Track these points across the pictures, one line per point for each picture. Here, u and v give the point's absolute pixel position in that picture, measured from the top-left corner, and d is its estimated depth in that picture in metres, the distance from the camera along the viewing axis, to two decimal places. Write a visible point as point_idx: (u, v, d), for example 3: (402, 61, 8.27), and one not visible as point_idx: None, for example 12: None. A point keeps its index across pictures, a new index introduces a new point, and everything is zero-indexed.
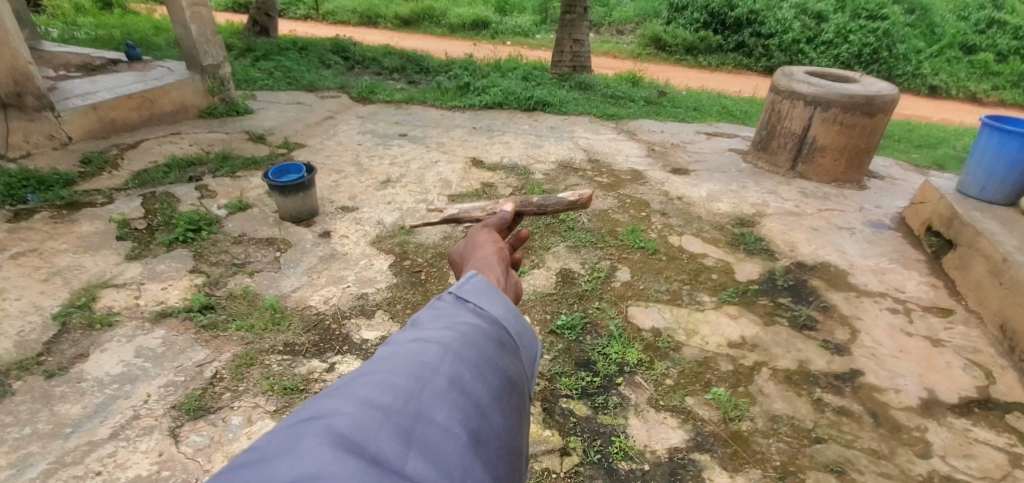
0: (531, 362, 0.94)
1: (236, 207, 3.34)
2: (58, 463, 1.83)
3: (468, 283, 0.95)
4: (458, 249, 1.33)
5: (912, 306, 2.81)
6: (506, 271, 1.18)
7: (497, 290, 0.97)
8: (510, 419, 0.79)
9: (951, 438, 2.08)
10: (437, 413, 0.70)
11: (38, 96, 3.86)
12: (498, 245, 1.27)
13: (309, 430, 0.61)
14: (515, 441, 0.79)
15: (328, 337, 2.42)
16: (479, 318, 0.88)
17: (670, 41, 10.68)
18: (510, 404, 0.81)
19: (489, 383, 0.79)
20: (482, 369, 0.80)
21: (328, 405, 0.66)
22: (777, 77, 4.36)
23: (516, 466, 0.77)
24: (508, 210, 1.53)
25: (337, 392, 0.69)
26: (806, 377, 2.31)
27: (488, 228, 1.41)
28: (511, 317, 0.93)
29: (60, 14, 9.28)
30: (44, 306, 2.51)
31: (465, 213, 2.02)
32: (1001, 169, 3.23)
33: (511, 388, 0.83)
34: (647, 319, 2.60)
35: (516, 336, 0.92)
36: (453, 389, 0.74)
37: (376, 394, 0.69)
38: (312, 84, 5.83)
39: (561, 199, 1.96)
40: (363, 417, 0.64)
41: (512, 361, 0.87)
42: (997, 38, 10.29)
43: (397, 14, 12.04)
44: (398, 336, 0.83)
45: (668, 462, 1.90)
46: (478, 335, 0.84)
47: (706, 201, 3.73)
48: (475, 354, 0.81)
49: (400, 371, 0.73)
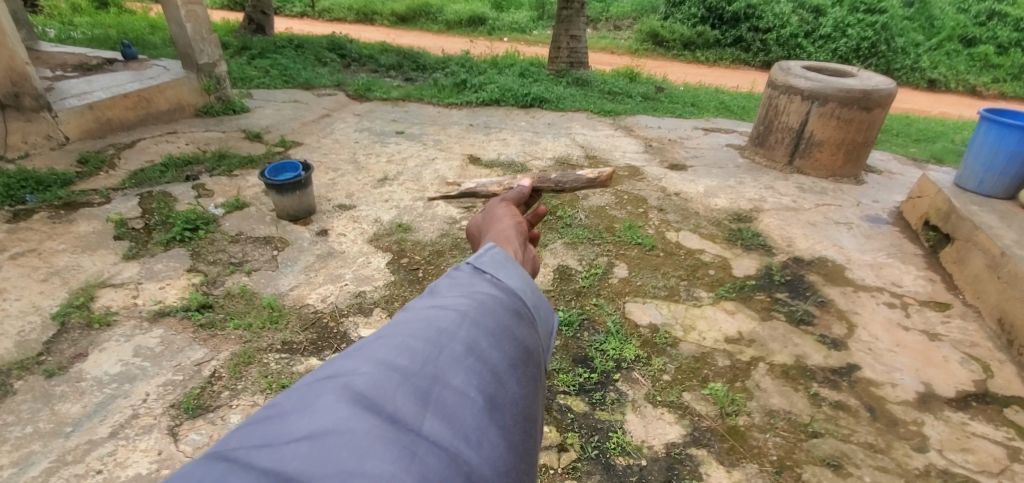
0: (548, 334, 0.93)
1: (233, 206, 3.33)
2: (59, 462, 1.83)
3: (485, 255, 0.96)
4: (477, 222, 1.35)
5: (909, 300, 2.81)
6: (523, 243, 1.18)
7: (514, 263, 0.97)
8: (529, 386, 0.79)
9: (948, 432, 2.08)
10: (454, 378, 0.70)
11: (36, 96, 3.85)
12: (516, 219, 1.28)
13: (327, 389, 0.63)
14: (534, 409, 0.78)
15: (325, 336, 2.41)
16: (496, 289, 0.88)
17: (668, 36, 10.68)
18: (529, 373, 0.81)
19: (507, 351, 0.79)
20: (499, 337, 0.80)
21: (347, 365, 0.67)
22: (774, 72, 4.34)
23: (535, 433, 0.75)
24: (527, 186, 1.54)
25: (356, 353, 0.71)
26: (802, 372, 2.32)
27: (505, 203, 1.41)
28: (528, 289, 0.94)
29: (56, 13, 9.24)
30: (43, 306, 2.51)
31: (483, 188, 2.23)
32: (1000, 162, 3.24)
33: (528, 358, 0.82)
34: (645, 315, 2.60)
35: (533, 308, 0.92)
36: (470, 355, 0.74)
37: (393, 356, 0.69)
38: (309, 82, 5.81)
39: (580, 178, 2.03)
40: (380, 377, 0.65)
41: (529, 332, 0.86)
42: (997, 31, 10.26)
43: (394, 11, 11.98)
44: (416, 304, 0.84)
45: (666, 457, 1.91)
46: (495, 305, 0.85)
47: (703, 197, 3.73)
48: (492, 322, 0.81)
49: (417, 335, 0.74)
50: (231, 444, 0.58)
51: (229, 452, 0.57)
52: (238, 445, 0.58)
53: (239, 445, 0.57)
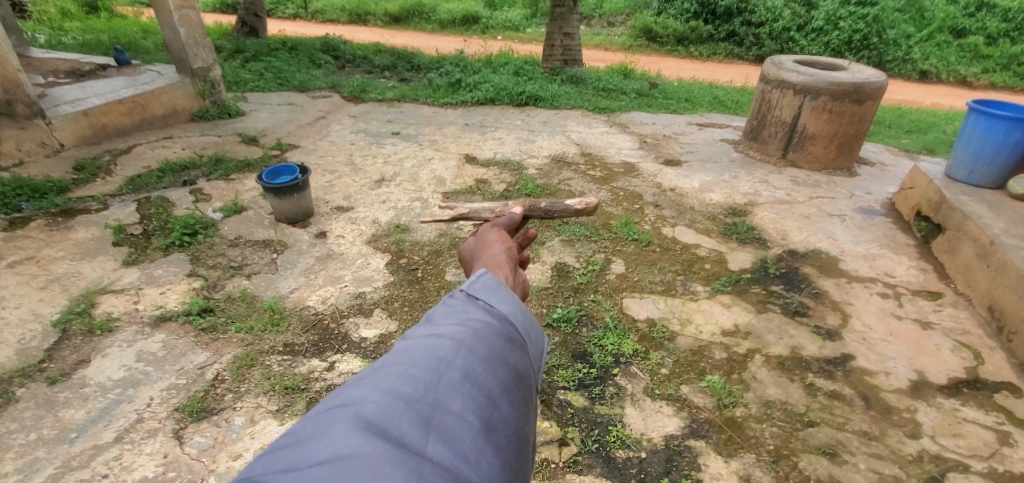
0: (537, 358, 0.96)
1: (232, 210, 3.36)
2: (65, 468, 1.85)
3: (478, 281, 0.99)
4: (468, 247, 1.37)
5: (902, 290, 2.85)
6: (514, 268, 1.21)
7: (505, 288, 1.00)
8: (521, 407, 0.81)
9: (941, 418, 2.12)
10: (453, 403, 0.73)
11: (29, 103, 3.85)
12: (507, 244, 1.30)
13: (339, 417, 0.65)
14: (526, 430, 0.81)
15: (326, 337, 2.44)
16: (489, 316, 0.91)
17: (661, 32, 10.72)
18: (522, 395, 0.83)
19: (500, 376, 0.82)
20: (494, 362, 0.83)
21: (355, 394, 0.70)
22: (766, 66, 4.37)
23: (528, 453, 0.78)
24: (517, 211, 1.56)
25: (362, 383, 0.73)
26: (797, 363, 2.35)
27: (496, 228, 1.44)
28: (519, 313, 0.97)
29: (46, 19, 9.23)
30: (43, 313, 2.53)
31: (475, 212, 2.25)
32: (989, 152, 3.28)
33: (520, 381, 0.85)
34: (642, 310, 2.63)
35: (524, 332, 0.95)
36: (467, 381, 0.77)
37: (397, 383, 0.72)
38: (304, 84, 5.82)
39: (567, 206, 2.02)
40: (386, 405, 0.68)
41: (520, 356, 0.89)
42: (986, 22, 10.32)
43: (387, 11, 12.02)
44: (415, 332, 0.87)
45: (665, 449, 1.94)
46: (488, 331, 0.87)
47: (697, 192, 3.77)
48: (486, 348, 0.84)
49: (418, 363, 0.77)
50: (254, 471, 0.60)
51: (253, 479, 0.59)
52: (261, 472, 0.60)
53: (263, 472, 0.60)
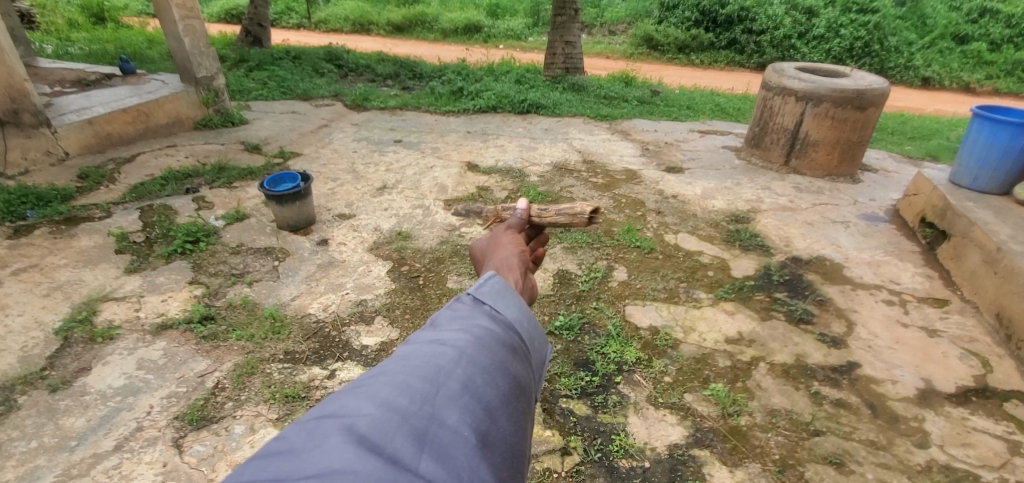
0: (538, 370, 0.95)
1: (234, 218, 3.35)
2: (65, 476, 1.84)
3: (485, 284, 0.98)
4: (482, 246, 1.36)
5: (908, 297, 2.83)
6: (524, 274, 1.19)
7: (513, 292, 0.99)
8: (519, 421, 0.80)
9: (949, 427, 2.09)
10: (449, 416, 0.71)
11: (35, 112, 3.87)
12: (520, 248, 1.29)
13: (333, 428, 0.64)
14: (524, 445, 0.79)
15: (327, 345, 2.43)
16: (494, 323, 0.90)
17: (662, 40, 10.76)
18: (520, 407, 0.82)
19: (499, 387, 0.80)
20: (495, 373, 0.81)
21: (352, 404, 0.68)
22: (768, 73, 4.37)
23: (524, 467, 0.76)
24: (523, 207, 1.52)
25: (358, 391, 0.71)
26: (803, 371, 2.33)
27: (511, 229, 1.42)
28: (525, 320, 0.96)
29: (54, 30, 9.28)
30: (46, 321, 2.52)
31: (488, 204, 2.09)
32: (994, 157, 3.26)
33: (520, 392, 0.83)
34: (645, 318, 2.61)
35: (527, 340, 0.94)
36: (466, 393, 0.76)
37: (395, 395, 0.70)
38: (307, 92, 5.85)
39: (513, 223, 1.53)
40: (381, 419, 0.66)
41: (522, 367, 0.88)
42: (989, 28, 10.26)
43: (390, 21, 12.12)
44: (417, 337, 0.86)
45: (669, 459, 1.91)
46: (493, 340, 0.86)
47: (700, 198, 3.76)
48: (487, 359, 0.82)
49: (417, 373, 0.75)
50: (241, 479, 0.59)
51: None
52: (249, 480, 0.59)
53: (251, 479, 0.58)
